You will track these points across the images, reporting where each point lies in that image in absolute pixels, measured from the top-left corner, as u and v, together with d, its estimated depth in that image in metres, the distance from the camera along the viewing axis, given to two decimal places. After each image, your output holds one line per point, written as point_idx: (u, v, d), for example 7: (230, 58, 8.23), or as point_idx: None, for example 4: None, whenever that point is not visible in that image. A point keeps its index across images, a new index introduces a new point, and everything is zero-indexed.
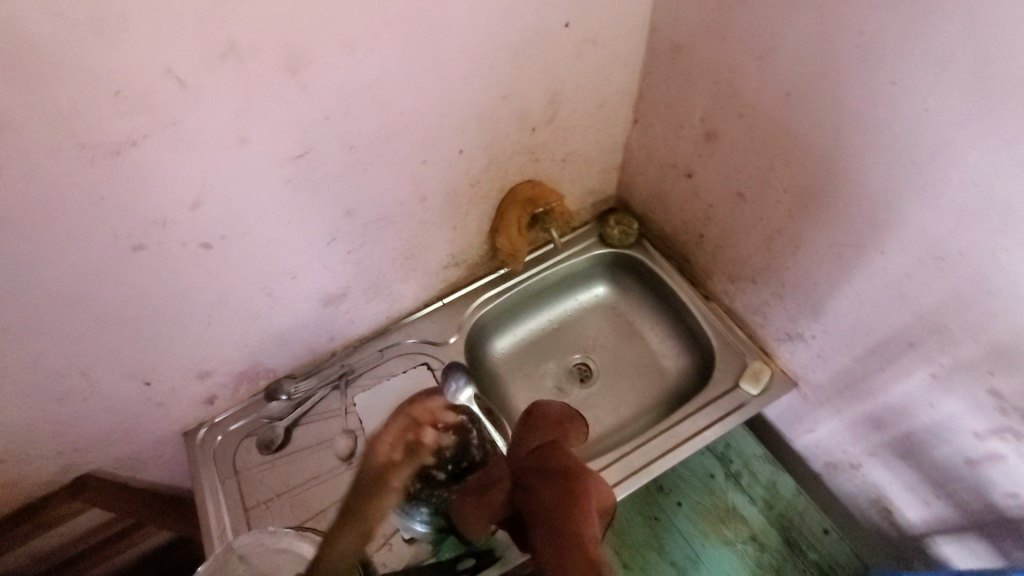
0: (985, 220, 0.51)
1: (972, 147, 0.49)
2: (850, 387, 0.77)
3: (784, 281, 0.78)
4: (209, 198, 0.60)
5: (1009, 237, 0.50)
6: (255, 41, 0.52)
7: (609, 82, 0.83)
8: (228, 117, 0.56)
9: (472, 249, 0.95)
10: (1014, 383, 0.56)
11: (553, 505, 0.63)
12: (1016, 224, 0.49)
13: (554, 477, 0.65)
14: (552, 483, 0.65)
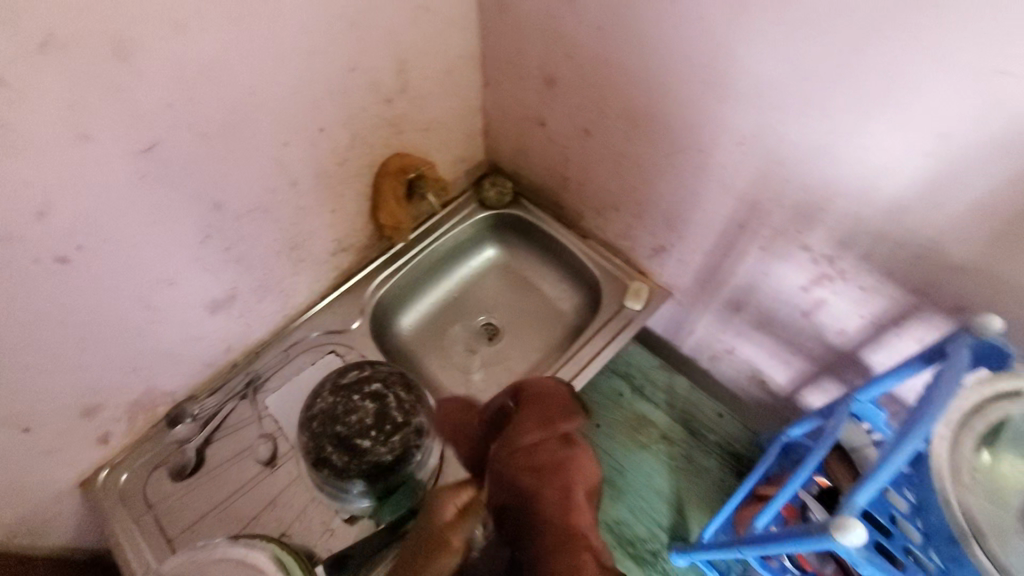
0: (785, 106, 0.55)
1: (760, 44, 0.53)
2: (709, 281, 0.81)
3: (640, 200, 0.81)
4: (57, 206, 0.54)
5: (806, 114, 0.54)
6: (78, 28, 0.47)
7: (455, 44, 0.82)
8: (60, 113, 0.50)
9: (359, 231, 0.92)
10: (818, 237, 0.62)
11: (554, 500, 0.60)
12: (809, 103, 0.53)
13: (546, 473, 0.62)
14: (549, 483, 0.61)
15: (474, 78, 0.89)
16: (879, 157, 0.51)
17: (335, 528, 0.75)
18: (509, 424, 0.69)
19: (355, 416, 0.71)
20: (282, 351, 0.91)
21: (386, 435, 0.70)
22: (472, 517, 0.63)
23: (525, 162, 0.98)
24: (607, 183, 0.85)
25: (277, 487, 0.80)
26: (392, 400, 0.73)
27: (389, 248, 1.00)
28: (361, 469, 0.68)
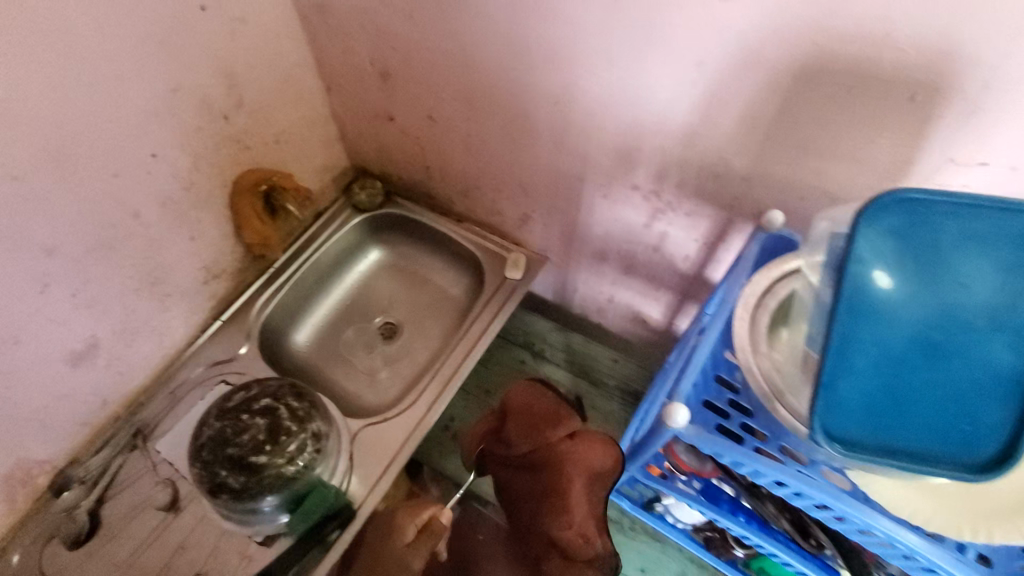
0: (584, 61, 0.61)
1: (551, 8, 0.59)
2: (573, 237, 0.87)
3: (495, 173, 0.85)
4: None
5: (601, 65, 0.60)
6: None
7: (285, 52, 0.83)
8: None
9: (228, 254, 0.90)
10: (642, 175, 0.69)
11: (537, 496, 0.76)
12: (600, 55, 0.59)
13: (534, 477, 0.77)
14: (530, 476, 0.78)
15: (315, 84, 0.90)
16: (664, 91, 0.58)
17: (251, 554, 0.74)
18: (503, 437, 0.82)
19: (246, 437, 0.70)
20: (169, 393, 0.87)
21: (284, 449, 0.70)
22: (428, 535, 0.77)
23: (387, 159, 1.00)
24: (463, 164, 0.89)
25: (185, 529, 0.77)
26: (286, 411, 0.73)
27: (268, 268, 0.98)
28: (263, 486, 0.68)
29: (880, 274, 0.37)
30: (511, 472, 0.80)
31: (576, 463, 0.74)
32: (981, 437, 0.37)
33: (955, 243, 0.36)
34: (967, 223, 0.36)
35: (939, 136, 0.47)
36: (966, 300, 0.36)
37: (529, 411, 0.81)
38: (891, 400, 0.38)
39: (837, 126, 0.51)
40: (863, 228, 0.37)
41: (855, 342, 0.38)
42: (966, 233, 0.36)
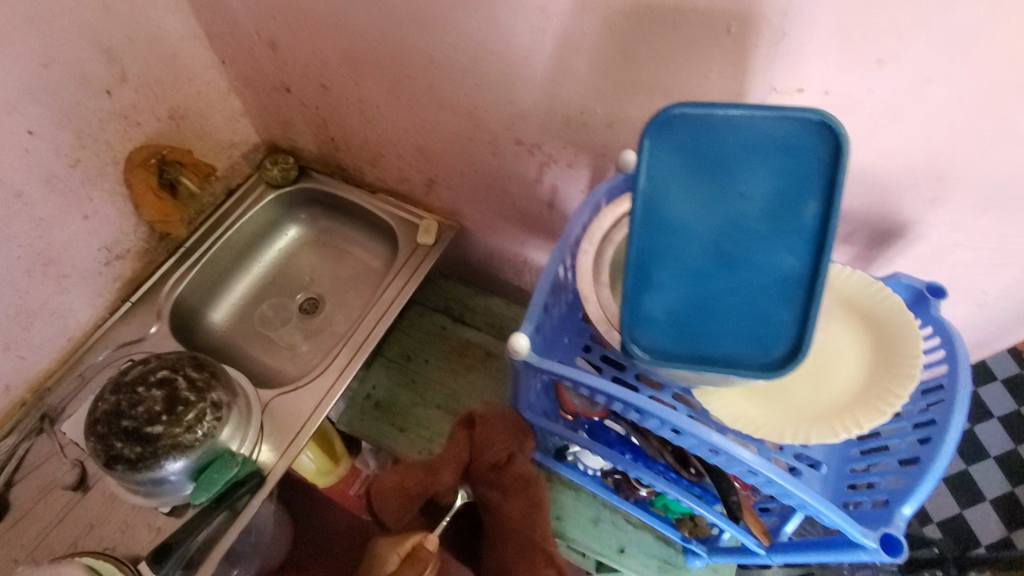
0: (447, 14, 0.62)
1: None
2: (476, 199, 0.89)
3: (394, 138, 0.86)
4: None
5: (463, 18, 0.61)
6: None
7: (169, 24, 0.81)
8: None
9: (131, 233, 0.89)
10: (522, 129, 0.71)
11: (520, 514, 0.73)
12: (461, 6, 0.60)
13: (514, 489, 0.74)
14: (515, 489, 0.74)
15: (209, 57, 0.89)
16: (526, 37, 0.59)
17: (160, 527, 0.74)
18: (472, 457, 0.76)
19: (140, 409, 0.70)
20: (78, 376, 0.87)
21: (180, 418, 0.70)
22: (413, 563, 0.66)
23: (295, 132, 0.99)
24: (365, 132, 0.89)
25: (95, 508, 0.77)
26: (183, 381, 0.73)
27: (178, 248, 0.97)
28: (158, 455, 0.68)
29: (669, 191, 0.39)
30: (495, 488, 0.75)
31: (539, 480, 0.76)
32: (776, 338, 0.39)
33: (733, 156, 0.38)
34: (745, 131, 0.38)
35: (761, 65, 0.50)
36: (748, 208, 0.39)
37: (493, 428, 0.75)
38: (693, 310, 0.40)
39: (673, 62, 0.53)
40: (650, 148, 0.39)
41: (654, 257, 0.40)
42: (740, 144, 0.38)
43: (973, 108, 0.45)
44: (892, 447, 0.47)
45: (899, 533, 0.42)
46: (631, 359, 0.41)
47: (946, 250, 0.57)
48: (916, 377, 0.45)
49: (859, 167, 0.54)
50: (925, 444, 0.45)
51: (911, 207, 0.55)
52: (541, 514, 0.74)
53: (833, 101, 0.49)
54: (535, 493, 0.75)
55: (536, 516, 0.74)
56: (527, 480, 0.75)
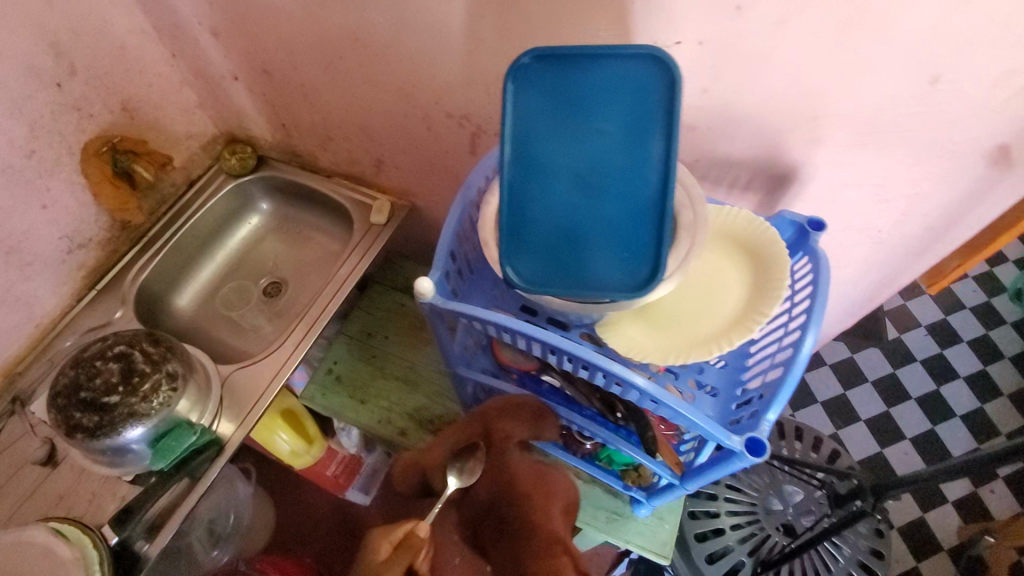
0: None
1: None
2: (422, 176, 0.92)
3: (339, 119, 0.90)
4: None
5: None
6: None
7: (117, 20, 0.85)
8: None
9: (92, 223, 0.93)
10: (449, 101, 0.74)
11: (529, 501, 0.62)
12: None
13: (522, 475, 0.63)
14: (523, 479, 0.63)
15: (159, 51, 0.93)
16: (436, 9, 0.63)
17: (124, 495, 0.78)
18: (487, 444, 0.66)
19: (98, 381, 0.74)
20: (47, 361, 0.90)
21: (136, 389, 0.74)
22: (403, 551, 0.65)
23: (249, 121, 1.03)
24: (311, 116, 0.93)
25: (65, 481, 0.80)
26: (140, 355, 0.77)
27: (141, 237, 1.01)
28: (116, 424, 0.72)
29: (535, 131, 0.43)
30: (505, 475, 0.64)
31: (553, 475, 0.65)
32: (640, 260, 0.43)
33: (589, 96, 0.42)
34: (595, 71, 0.42)
35: (642, 21, 0.53)
36: (606, 142, 0.42)
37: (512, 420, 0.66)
38: (562, 238, 0.44)
39: (564, 22, 0.56)
40: (514, 93, 0.43)
41: (525, 192, 0.44)
42: (592, 84, 0.42)
43: (830, 45, 0.48)
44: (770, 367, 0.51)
45: (763, 437, 0.46)
46: (510, 286, 0.45)
47: (835, 189, 0.61)
48: (781, 298, 0.51)
49: (746, 114, 0.57)
50: (790, 355, 0.49)
51: (797, 148, 0.58)
52: (548, 504, 0.62)
53: (708, 51, 0.53)
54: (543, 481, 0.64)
55: (544, 504, 0.62)
56: (535, 469, 0.65)
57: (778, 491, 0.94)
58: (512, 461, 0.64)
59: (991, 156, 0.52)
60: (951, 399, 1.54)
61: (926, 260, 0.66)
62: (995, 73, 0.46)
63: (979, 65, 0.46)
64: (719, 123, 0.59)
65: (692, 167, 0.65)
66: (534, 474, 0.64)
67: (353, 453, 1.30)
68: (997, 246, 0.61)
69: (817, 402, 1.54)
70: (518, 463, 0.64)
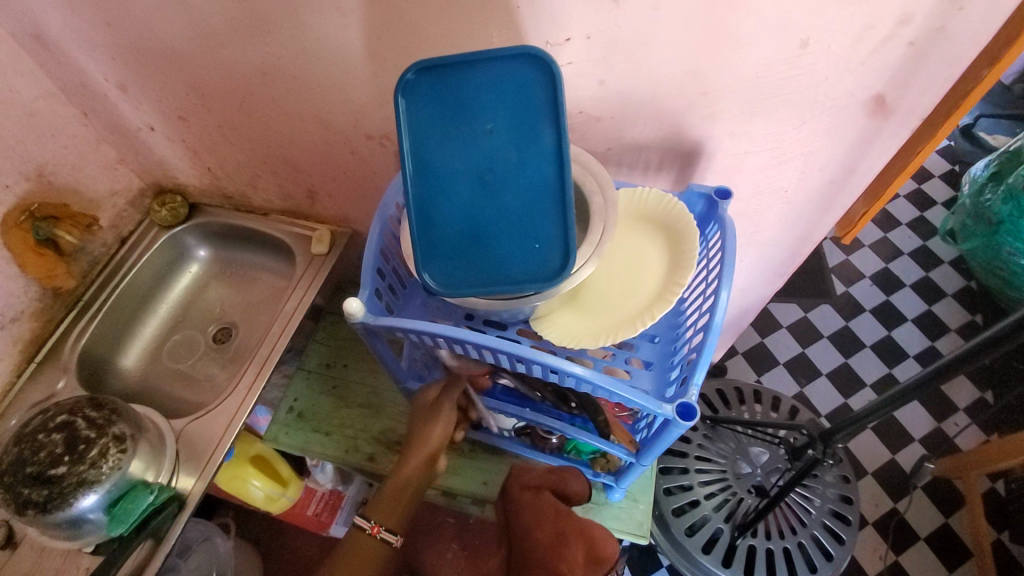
0: (265, 27, 0.65)
1: None
2: (357, 201, 0.92)
3: (263, 157, 0.89)
4: None
5: (280, 29, 0.65)
6: None
7: (18, 84, 0.82)
8: None
9: (18, 296, 0.89)
10: (367, 123, 0.74)
11: (543, 545, 0.61)
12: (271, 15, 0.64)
13: (545, 519, 0.63)
14: (548, 520, 0.64)
15: (69, 111, 0.90)
16: (336, 37, 0.63)
17: (88, 566, 0.77)
18: (514, 489, 0.69)
19: (43, 456, 0.73)
20: None
21: (82, 457, 0.73)
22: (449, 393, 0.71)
23: (175, 170, 1.01)
24: (236, 157, 0.92)
25: (25, 563, 0.77)
26: (84, 421, 0.76)
27: (77, 302, 0.98)
28: (65, 496, 0.71)
29: (430, 140, 0.45)
30: (529, 511, 0.65)
31: (582, 525, 0.64)
32: (548, 249, 0.46)
33: (474, 102, 0.45)
34: (477, 75, 0.44)
35: (528, 22, 0.55)
36: (497, 142, 0.45)
37: (546, 477, 0.70)
38: (471, 237, 0.46)
39: (459, 34, 0.58)
40: (404, 107, 0.45)
41: (428, 198, 0.46)
42: (474, 88, 0.44)
43: (700, 26, 0.51)
44: (695, 332, 0.56)
45: (693, 401, 0.50)
46: (426, 290, 0.47)
47: (738, 158, 0.64)
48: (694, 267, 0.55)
49: (646, 98, 0.59)
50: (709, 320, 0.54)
51: (696, 124, 0.61)
52: (567, 550, 0.60)
53: (597, 44, 0.55)
54: (570, 529, 0.63)
55: (560, 549, 0.60)
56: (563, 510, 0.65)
57: (745, 455, 1.02)
58: (539, 496, 0.66)
59: (868, 105, 0.56)
60: (903, 342, 1.60)
61: (834, 212, 0.71)
62: (856, 28, 0.49)
63: (842, 24, 0.49)
64: (622, 111, 0.61)
65: (605, 156, 0.67)
66: (561, 514, 0.64)
67: (331, 489, 1.27)
68: (891, 191, 0.68)
69: (778, 365, 1.59)
70: (545, 500, 0.66)
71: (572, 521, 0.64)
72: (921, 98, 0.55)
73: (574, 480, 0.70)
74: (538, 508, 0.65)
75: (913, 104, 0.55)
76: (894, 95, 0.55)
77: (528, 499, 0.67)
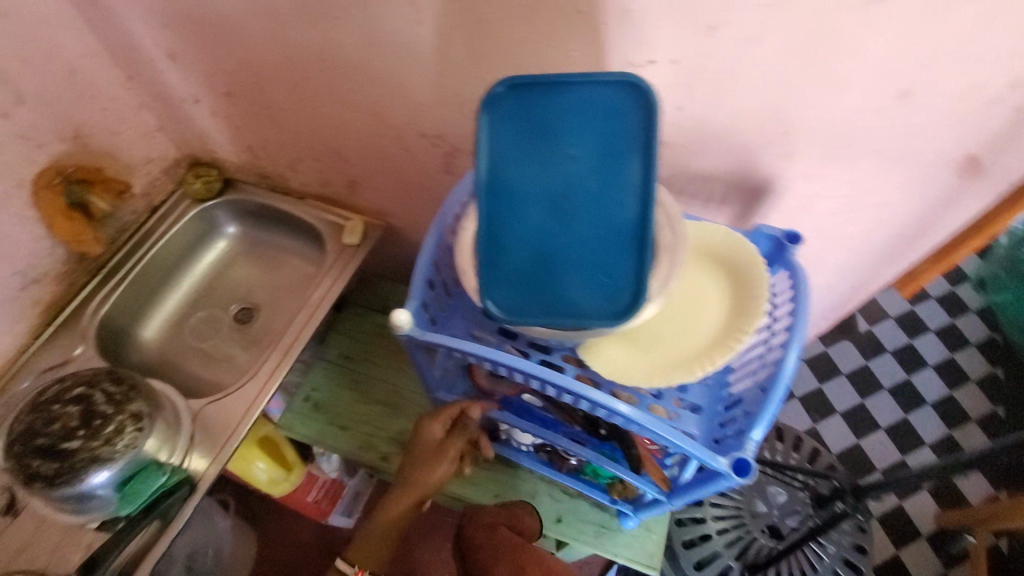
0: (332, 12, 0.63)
1: None
2: (397, 195, 0.90)
3: (307, 141, 0.87)
4: None
5: (348, 16, 0.63)
6: None
7: (65, 41, 0.81)
8: None
9: (44, 258, 0.87)
10: (423, 120, 0.72)
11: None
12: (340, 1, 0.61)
13: (502, 552, 0.64)
14: (506, 553, 0.64)
15: (114, 74, 0.88)
16: (405, 31, 0.61)
17: (92, 542, 0.75)
18: (465, 533, 0.70)
19: (56, 429, 0.71)
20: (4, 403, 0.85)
21: (95, 433, 0.71)
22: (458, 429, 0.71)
23: (214, 143, 0.99)
24: (279, 138, 0.90)
25: (25, 533, 0.76)
26: (101, 395, 0.74)
27: (101, 267, 0.96)
28: (75, 472, 0.69)
29: (510, 159, 0.44)
30: (486, 548, 0.66)
31: (539, 556, 0.64)
32: (620, 285, 0.43)
33: (559, 124, 0.43)
34: (567, 98, 0.42)
35: (613, 40, 0.53)
36: (580, 169, 0.43)
37: (496, 513, 0.74)
38: (541, 265, 0.44)
39: (536, 43, 0.55)
40: (488, 122, 0.44)
41: (501, 219, 0.44)
42: (562, 110, 0.43)
43: (798, 64, 0.49)
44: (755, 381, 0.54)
45: (749, 457, 0.48)
46: (487, 315, 0.45)
47: (808, 201, 0.62)
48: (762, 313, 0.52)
49: (724, 129, 0.57)
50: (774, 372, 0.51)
51: (771, 162, 0.58)
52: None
53: (683, 70, 0.53)
54: (529, 561, 0.63)
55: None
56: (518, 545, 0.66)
57: (763, 494, 1.00)
58: (494, 534, 0.68)
59: (959, 165, 0.53)
60: (921, 388, 1.57)
61: (897, 264, 0.69)
62: (964, 86, 0.46)
63: (948, 80, 0.46)
64: (695, 139, 0.59)
65: (667, 182, 0.65)
66: (520, 546, 0.65)
67: (334, 478, 1.26)
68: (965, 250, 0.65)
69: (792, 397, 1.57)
70: (500, 538, 0.67)
71: (528, 553, 0.64)
72: (1018, 163, 0.52)
73: (524, 518, 0.76)
74: (494, 543, 0.66)
75: (1007, 168, 0.53)
76: (989, 157, 0.52)
77: (484, 537, 0.68)
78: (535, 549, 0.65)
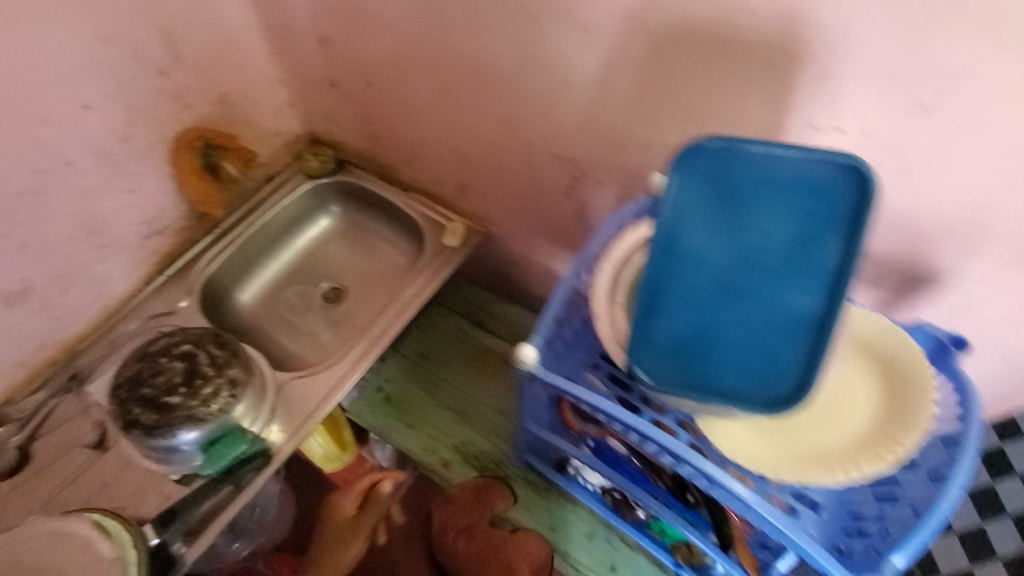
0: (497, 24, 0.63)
1: None
2: (507, 207, 0.89)
3: (431, 140, 0.88)
4: None
5: (512, 30, 0.62)
6: None
7: (226, 11, 0.84)
8: None
9: (170, 210, 0.91)
10: (561, 143, 0.70)
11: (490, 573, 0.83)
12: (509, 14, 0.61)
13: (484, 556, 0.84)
14: (490, 553, 0.84)
15: (262, 47, 0.92)
16: (570, 54, 0.59)
17: (170, 492, 0.76)
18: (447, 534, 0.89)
19: (161, 381, 0.76)
20: (110, 341, 0.89)
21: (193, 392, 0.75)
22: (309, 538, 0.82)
23: (337, 125, 1.01)
24: (404, 132, 0.90)
25: (109, 471, 0.78)
26: (204, 356, 0.78)
27: (215, 227, 1.00)
28: (170, 426, 0.73)
29: (692, 229, 0.47)
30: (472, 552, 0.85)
31: (518, 548, 0.82)
32: (775, 375, 0.44)
33: (750, 205, 0.46)
34: (763, 182, 0.45)
35: (803, 100, 0.49)
36: (759, 251, 0.46)
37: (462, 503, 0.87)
38: (700, 336, 0.47)
39: (713, 89, 0.52)
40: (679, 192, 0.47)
41: (670, 282, 0.48)
42: (756, 191, 0.45)
43: (1016, 163, 0.44)
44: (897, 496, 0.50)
45: None
46: (635, 379, 0.47)
47: (977, 304, 0.56)
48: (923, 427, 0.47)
49: (902, 213, 0.52)
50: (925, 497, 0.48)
51: (949, 257, 0.53)
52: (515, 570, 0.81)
53: (876, 144, 0.48)
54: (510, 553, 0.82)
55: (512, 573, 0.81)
56: (497, 541, 0.84)
57: None
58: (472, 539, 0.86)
59: None
60: None
61: None
62: None
63: None
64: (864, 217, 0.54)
65: None
66: (498, 545, 0.84)
67: None
68: None
69: None
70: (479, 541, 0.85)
71: (505, 544, 0.84)
72: None
73: (495, 491, 0.87)
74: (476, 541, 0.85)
75: None
76: None
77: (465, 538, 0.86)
78: (512, 542, 0.83)
